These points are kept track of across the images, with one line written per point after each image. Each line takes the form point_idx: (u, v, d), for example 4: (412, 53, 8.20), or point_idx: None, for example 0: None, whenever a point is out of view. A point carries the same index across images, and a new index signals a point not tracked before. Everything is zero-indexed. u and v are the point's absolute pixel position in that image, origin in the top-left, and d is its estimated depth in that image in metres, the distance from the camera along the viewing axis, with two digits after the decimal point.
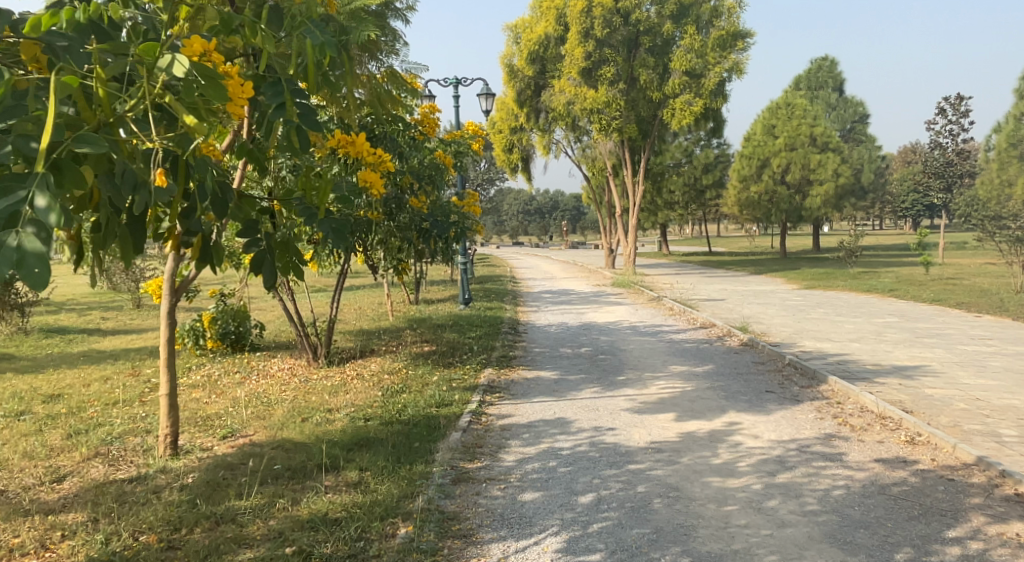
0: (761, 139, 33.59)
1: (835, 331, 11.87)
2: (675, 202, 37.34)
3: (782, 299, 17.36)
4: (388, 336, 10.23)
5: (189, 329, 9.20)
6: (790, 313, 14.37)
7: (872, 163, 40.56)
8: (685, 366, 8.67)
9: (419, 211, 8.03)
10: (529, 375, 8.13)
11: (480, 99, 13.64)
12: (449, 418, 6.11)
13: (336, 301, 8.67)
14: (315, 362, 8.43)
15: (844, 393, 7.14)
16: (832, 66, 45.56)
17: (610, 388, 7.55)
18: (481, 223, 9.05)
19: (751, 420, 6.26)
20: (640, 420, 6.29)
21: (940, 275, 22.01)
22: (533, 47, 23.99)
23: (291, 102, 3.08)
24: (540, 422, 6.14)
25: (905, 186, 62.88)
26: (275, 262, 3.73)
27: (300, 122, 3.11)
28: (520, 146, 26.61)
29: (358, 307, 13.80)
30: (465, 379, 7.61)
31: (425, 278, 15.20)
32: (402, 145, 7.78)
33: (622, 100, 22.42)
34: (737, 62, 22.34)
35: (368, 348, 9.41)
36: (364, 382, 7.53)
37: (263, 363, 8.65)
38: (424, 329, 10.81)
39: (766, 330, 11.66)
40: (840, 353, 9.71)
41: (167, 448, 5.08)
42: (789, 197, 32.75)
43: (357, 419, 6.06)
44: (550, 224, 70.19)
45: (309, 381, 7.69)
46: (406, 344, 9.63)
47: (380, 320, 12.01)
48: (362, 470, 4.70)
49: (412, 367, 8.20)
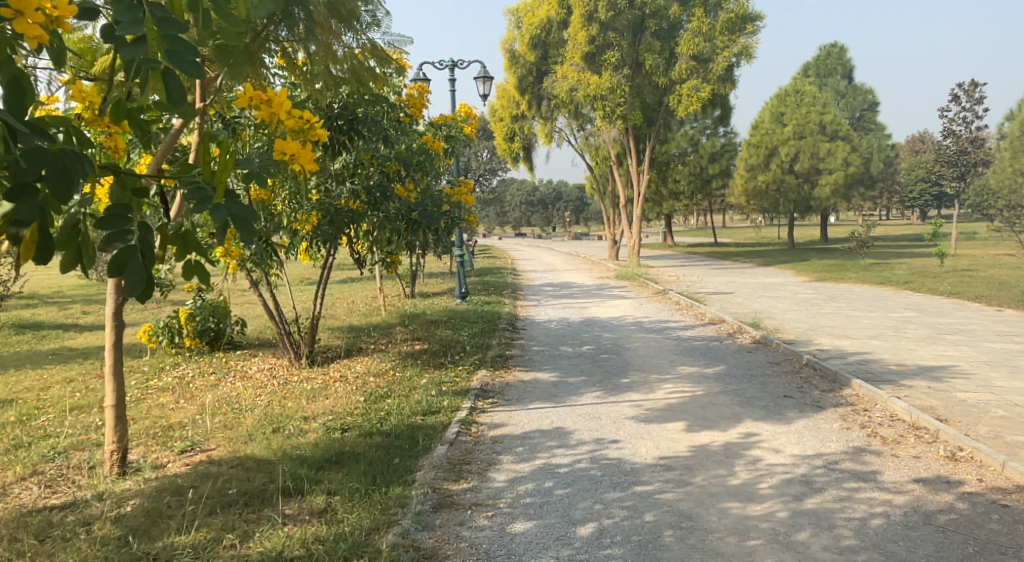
0: (768, 128, 32.88)
1: (852, 327, 11.25)
2: (680, 192, 36.61)
3: (793, 293, 16.71)
4: (377, 333, 9.64)
5: (163, 325, 8.53)
6: (803, 307, 13.75)
7: (882, 152, 39.82)
8: (694, 366, 8.06)
9: (407, 201, 7.46)
10: (526, 377, 7.53)
11: (477, 82, 13.02)
12: (435, 428, 5.52)
13: (321, 297, 8.07)
14: (297, 362, 7.84)
15: (869, 399, 6.52)
16: (841, 52, 44.87)
17: (613, 392, 6.95)
18: (473, 214, 8.44)
19: (769, 431, 5.65)
20: (648, 430, 5.69)
21: (955, 266, 21.32)
22: (534, 31, 23.30)
23: (156, 35, 2.51)
24: (535, 433, 5.55)
25: (915, 176, 62.07)
26: (147, 263, 2.55)
27: (168, 63, 2.52)
28: (521, 134, 25.97)
29: (351, 302, 13.21)
30: (456, 382, 7.01)
31: (422, 270, 14.59)
32: (388, 128, 7.20)
33: (626, 86, 21.74)
34: (745, 46, 21.65)
35: (356, 346, 8.82)
36: (347, 385, 6.94)
37: (241, 363, 8.06)
38: (416, 325, 10.20)
39: (779, 326, 11.05)
40: (860, 352, 9.09)
41: (113, 467, 4.49)
42: (797, 187, 31.96)
43: (334, 429, 5.47)
44: (553, 214, 69.37)
45: (288, 384, 7.10)
46: (397, 343, 9.02)
47: (371, 316, 11.40)
48: (330, 495, 4.08)
49: (400, 368, 7.59)
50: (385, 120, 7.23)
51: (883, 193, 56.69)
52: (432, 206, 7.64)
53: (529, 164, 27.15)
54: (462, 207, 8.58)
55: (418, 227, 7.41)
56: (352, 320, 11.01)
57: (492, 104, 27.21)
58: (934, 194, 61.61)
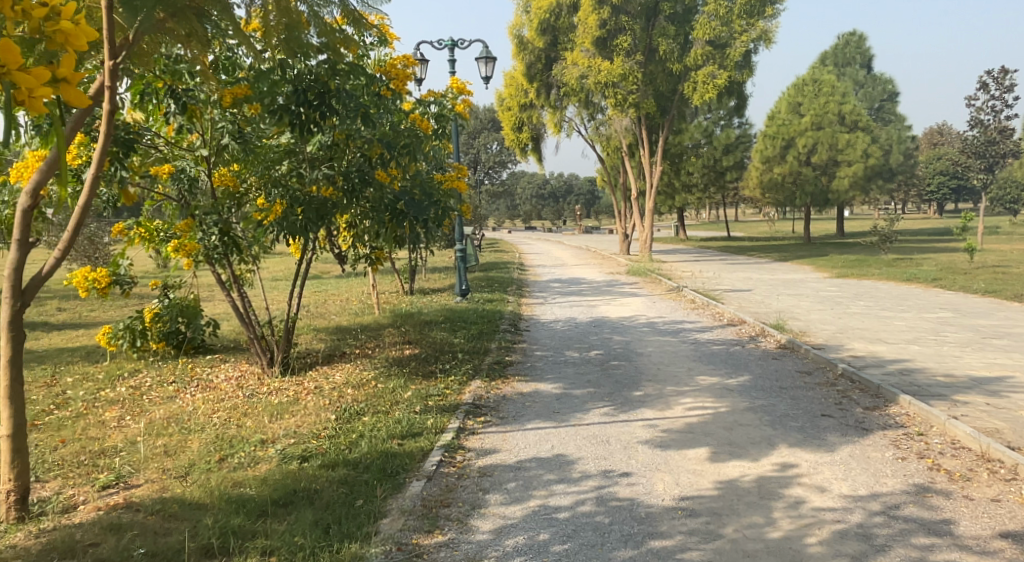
0: (785, 118, 31.84)
1: (885, 330, 10.30)
2: (693, 185, 35.49)
3: (815, 291, 15.77)
4: (365, 335, 8.79)
5: (125, 328, 7.64)
6: (828, 307, 12.81)
7: (902, 144, 38.59)
8: (716, 377, 7.14)
9: (391, 188, 6.53)
10: (525, 389, 6.63)
11: (479, 63, 12.09)
12: (413, 457, 4.65)
13: (296, 295, 7.18)
14: (270, 371, 7.02)
15: (922, 419, 5.63)
16: (860, 42, 44.14)
17: (624, 408, 6.04)
18: (466, 203, 7.53)
19: (809, 462, 4.75)
20: (665, 459, 4.79)
21: (985, 262, 20.31)
22: (544, 15, 22.29)
23: None
24: (531, 462, 4.68)
25: (932, 167, 60.75)
26: None
27: None
28: (530, 124, 25.04)
29: (343, 299, 12.33)
30: (445, 396, 6.13)
31: (420, 265, 13.74)
32: (369, 104, 6.25)
33: (639, 72, 20.79)
34: (765, 30, 20.64)
35: (338, 352, 7.94)
36: (321, 398, 6.07)
37: (209, 370, 7.21)
38: (407, 326, 9.33)
39: (806, 328, 10.14)
40: (900, 359, 8.17)
41: (10, 510, 3.64)
42: (814, 179, 30.81)
43: (291, 458, 4.60)
44: (563, 207, 68.26)
45: (254, 397, 6.23)
46: (384, 347, 8.16)
47: (361, 315, 10.52)
48: (267, 557, 3.23)
49: (384, 378, 6.70)
50: (364, 96, 6.27)
51: (901, 187, 55.43)
52: (420, 194, 6.73)
53: (538, 155, 26.17)
54: (454, 197, 7.63)
55: (405, 217, 6.48)
56: (341, 320, 10.14)
57: (499, 93, 26.21)
58: (952, 187, 60.41)
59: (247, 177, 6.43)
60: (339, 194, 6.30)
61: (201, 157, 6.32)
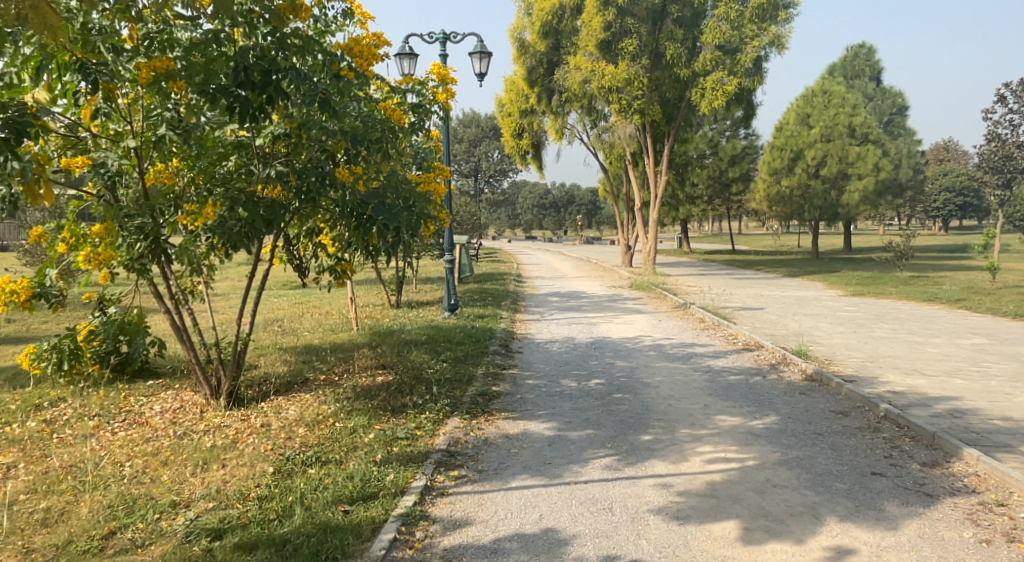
0: (794, 130, 30.90)
1: (918, 360, 9.28)
2: (698, 196, 34.60)
3: (831, 311, 14.78)
4: (336, 357, 7.75)
5: (52, 347, 6.50)
6: (851, 331, 11.78)
7: (912, 158, 37.67)
8: (737, 418, 6.09)
9: (355, 189, 5.45)
10: (512, 430, 5.57)
11: (472, 59, 11.11)
12: (361, 533, 3.60)
13: (247, 310, 6.14)
14: (213, 402, 5.94)
15: (997, 482, 4.58)
16: (870, 54, 43.53)
17: (631, 459, 4.99)
18: (446, 210, 6.47)
19: (870, 546, 3.69)
20: (684, 539, 3.74)
21: (1007, 283, 19.29)
22: (546, 17, 21.38)
23: None
24: (513, 542, 3.63)
25: (938, 183, 59.80)
26: None
27: None
28: (531, 131, 24.03)
29: (322, 313, 11.32)
30: (413, 441, 5.06)
31: (406, 275, 12.72)
32: (330, 88, 5.19)
33: (645, 77, 19.86)
34: (777, 35, 19.75)
35: (300, 379, 6.86)
36: (265, 440, 5.01)
37: (143, 400, 6.13)
38: (384, 347, 8.26)
39: (831, 356, 9.11)
40: (946, 397, 7.13)
41: None
42: (823, 193, 29.85)
43: (201, 534, 3.54)
44: (564, 218, 67.22)
45: (184, 437, 5.15)
46: (355, 372, 7.10)
47: (337, 332, 9.47)
48: None
49: (345, 414, 5.63)
50: (325, 78, 5.22)
51: (908, 202, 54.59)
52: (392, 197, 5.64)
53: (540, 164, 25.10)
54: (434, 202, 6.58)
55: (373, 224, 5.36)
56: (313, 337, 9.10)
57: (499, 98, 25.32)
58: (958, 203, 59.77)
59: (184, 173, 5.46)
60: (290, 192, 5.23)
61: (127, 149, 5.30)
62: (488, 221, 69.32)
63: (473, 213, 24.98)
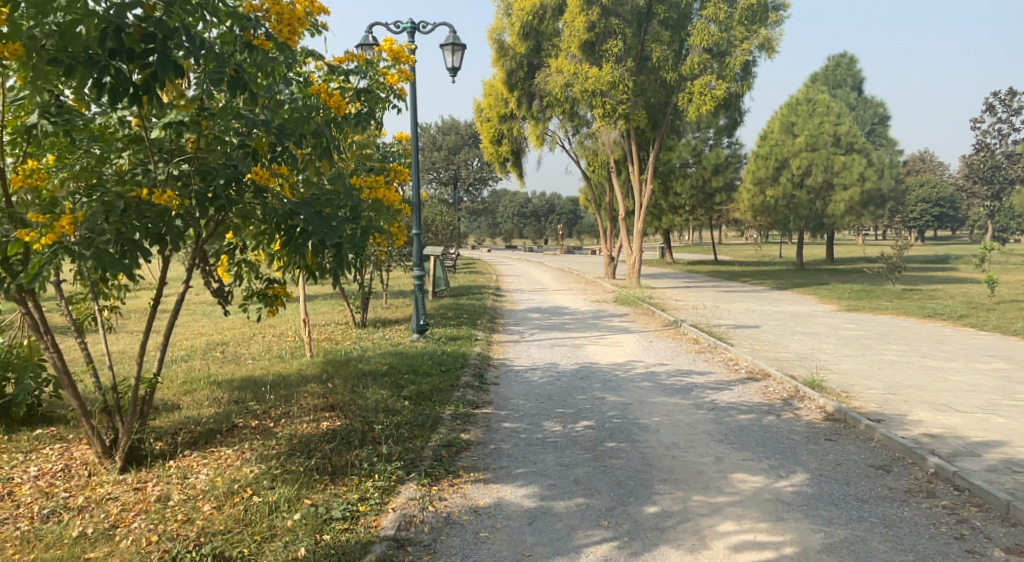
0: (778, 139, 30.05)
1: (945, 391, 8.24)
2: (681, 206, 33.78)
3: (831, 329, 13.77)
4: (279, 394, 6.53)
5: None
6: (859, 354, 10.77)
7: (894, 168, 37.15)
8: (760, 477, 4.98)
9: (282, 196, 4.31)
10: (483, 501, 4.40)
11: (444, 52, 9.99)
12: None
13: (141, 341, 4.89)
14: (107, 462, 4.74)
15: None
16: (851, 64, 43.25)
17: (636, 546, 3.85)
18: (399, 220, 5.32)
19: None
20: None
21: (1004, 297, 18.50)
22: (526, 17, 20.34)
23: None
24: None
25: (915, 195, 59.57)
26: None
27: None
28: (510, 137, 22.95)
29: (275, 334, 10.09)
30: (351, 526, 3.88)
31: (371, 291, 11.52)
32: (244, 64, 3.99)
33: (630, 80, 18.83)
34: (767, 38, 18.67)
35: (225, 426, 5.64)
36: (152, 527, 3.81)
37: (21, 458, 4.89)
38: (336, 381, 7.03)
39: (847, 388, 8.05)
40: (993, 441, 6.11)
41: None
42: (809, 203, 29.06)
43: None
44: (545, 227, 66.30)
45: (51, 521, 3.94)
46: (295, 417, 5.86)
47: (286, 361, 8.22)
48: None
49: (270, 480, 4.43)
50: (239, 51, 4.01)
51: (889, 213, 54.20)
52: (331, 207, 4.52)
53: (519, 171, 24.08)
54: (387, 211, 5.43)
55: (306, 242, 4.25)
56: (256, 367, 7.83)
57: (478, 103, 24.21)
58: (934, 214, 59.72)
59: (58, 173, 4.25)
60: (188, 198, 3.96)
61: None
62: (467, 231, 68.16)
63: (451, 223, 23.68)
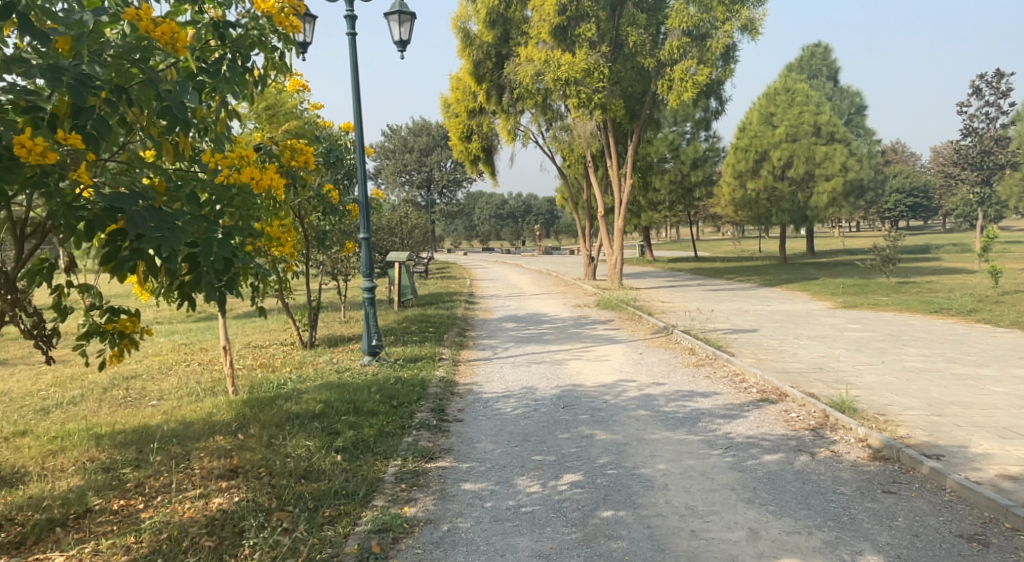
0: (757, 130, 28.64)
1: (995, 409, 6.88)
2: (660, 202, 32.46)
3: (836, 330, 12.41)
4: (167, 454, 4.97)
5: None
6: (877, 361, 9.40)
7: (875, 158, 36.18)
8: None
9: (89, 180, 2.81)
10: None
11: (389, 24, 8.46)
12: None
13: None
14: None
15: None
16: (827, 52, 42.32)
17: None
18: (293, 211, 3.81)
19: None
20: None
21: (1007, 289, 17.30)
22: (492, 3, 18.82)
23: None
24: None
25: (891, 186, 58.87)
26: None
27: None
28: (480, 133, 21.38)
29: (200, 364, 8.49)
30: None
31: (320, 305, 9.92)
32: None
33: (605, 67, 17.38)
34: (750, 19, 17.25)
35: (75, 512, 4.08)
36: None
37: None
38: (250, 431, 5.48)
39: (884, 411, 6.64)
40: None
41: None
42: (790, 196, 27.93)
43: None
44: (521, 229, 64.77)
45: None
46: (177, 492, 4.33)
47: (198, 402, 6.60)
48: None
49: None
50: None
51: (868, 204, 53.37)
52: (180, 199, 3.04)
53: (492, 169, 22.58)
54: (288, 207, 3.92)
55: (136, 253, 2.77)
56: (154, 413, 6.20)
57: (444, 98, 22.61)
58: (909, 204, 59.22)
59: None
60: None
61: None
62: (443, 234, 66.46)
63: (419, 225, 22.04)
